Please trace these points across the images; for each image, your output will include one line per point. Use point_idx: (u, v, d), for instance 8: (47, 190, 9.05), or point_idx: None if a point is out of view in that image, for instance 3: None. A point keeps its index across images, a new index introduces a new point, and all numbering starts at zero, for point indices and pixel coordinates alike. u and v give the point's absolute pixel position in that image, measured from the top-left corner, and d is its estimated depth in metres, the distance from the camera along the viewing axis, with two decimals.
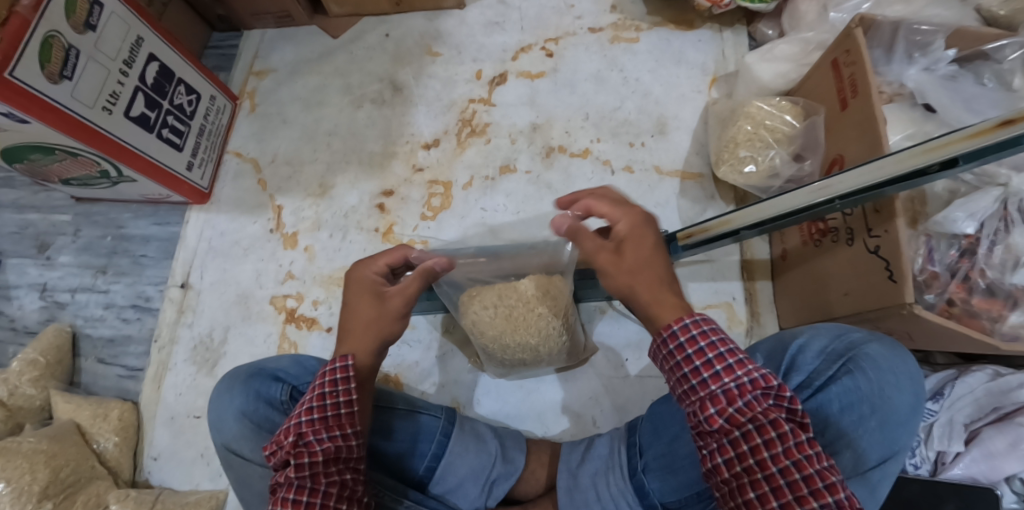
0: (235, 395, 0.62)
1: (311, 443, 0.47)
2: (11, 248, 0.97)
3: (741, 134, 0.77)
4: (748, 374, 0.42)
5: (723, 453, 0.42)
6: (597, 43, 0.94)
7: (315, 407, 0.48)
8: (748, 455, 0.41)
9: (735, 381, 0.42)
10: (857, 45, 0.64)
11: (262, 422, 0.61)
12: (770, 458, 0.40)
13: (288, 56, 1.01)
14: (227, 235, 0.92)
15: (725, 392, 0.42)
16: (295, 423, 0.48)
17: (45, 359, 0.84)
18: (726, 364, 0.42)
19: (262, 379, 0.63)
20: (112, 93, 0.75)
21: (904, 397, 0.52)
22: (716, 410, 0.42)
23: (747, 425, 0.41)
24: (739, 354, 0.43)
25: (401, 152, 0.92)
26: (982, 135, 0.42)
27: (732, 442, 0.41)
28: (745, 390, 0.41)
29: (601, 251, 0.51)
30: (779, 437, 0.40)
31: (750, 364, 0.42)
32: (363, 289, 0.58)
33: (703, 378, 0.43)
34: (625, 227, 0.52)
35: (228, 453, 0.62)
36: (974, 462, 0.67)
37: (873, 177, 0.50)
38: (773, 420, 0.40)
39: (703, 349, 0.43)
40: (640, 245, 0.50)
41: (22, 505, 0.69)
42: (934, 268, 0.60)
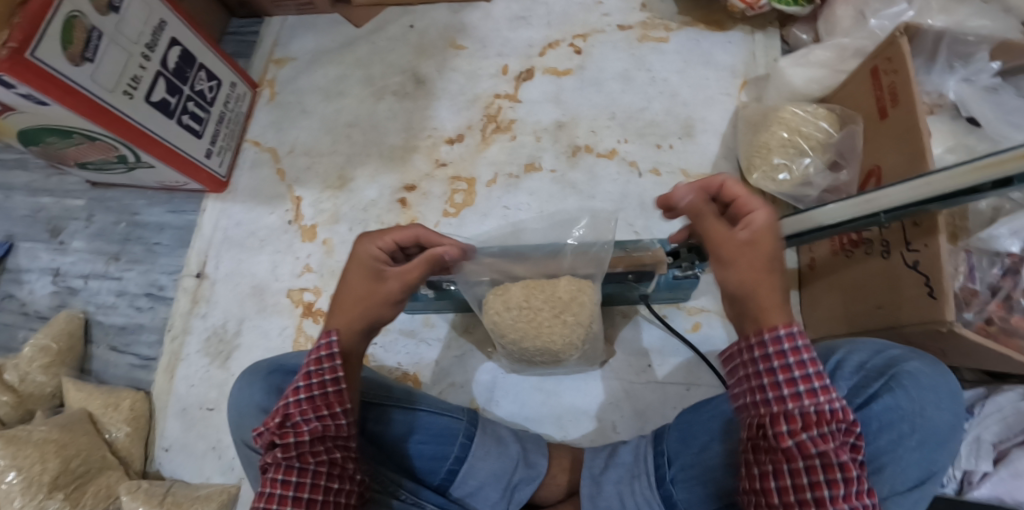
0: (256, 390, 0.61)
1: (298, 424, 0.45)
2: (23, 231, 0.96)
3: (775, 141, 0.75)
4: (830, 403, 0.40)
5: (778, 478, 0.41)
6: (625, 41, 0.93)
7: (300, 388, 0.46)
8: (805, 488, 0.40)
9: (816, 406, 0.39)
10: (901, 54, 0.62)
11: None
12: (829, 497, 0.39)
13: (310, 45, 0.99)
14: (243, 225, 0.90)
15: (804, 415, 0.40)
16: (283, 404, 0.46)
17: (57, 346, 0.83)
18: (812, 386, 0.40)
19: (283, 375, 0.63)
20: (133, 78, 0.73)
21: (945, 417, 0.51)
22: (788, 429, 0.40)
23: (814, 458, 0.39)
24: (827, 378, 0.40)
25: (423, 146, 0.90)
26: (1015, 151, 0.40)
27: (792, 470, 0.40)
28: (824, 418, 0.39)
29: (729, 242, 0.46)
30: (844, 479, 0.39)
31: (836, 394, 0.40)
32: (360, 265, 0.53)
33: (780, 392, 0.41)
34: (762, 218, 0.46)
35: (247, 450, 0.61)
36: (1002, 482, 0.65)
37: (920, 193, 0.47)
38: (842, 460, 0.39)
39: (790, 365, 0.40)
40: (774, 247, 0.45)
41: (33, 494, 0.68)
42: (974, 285, 0.59)
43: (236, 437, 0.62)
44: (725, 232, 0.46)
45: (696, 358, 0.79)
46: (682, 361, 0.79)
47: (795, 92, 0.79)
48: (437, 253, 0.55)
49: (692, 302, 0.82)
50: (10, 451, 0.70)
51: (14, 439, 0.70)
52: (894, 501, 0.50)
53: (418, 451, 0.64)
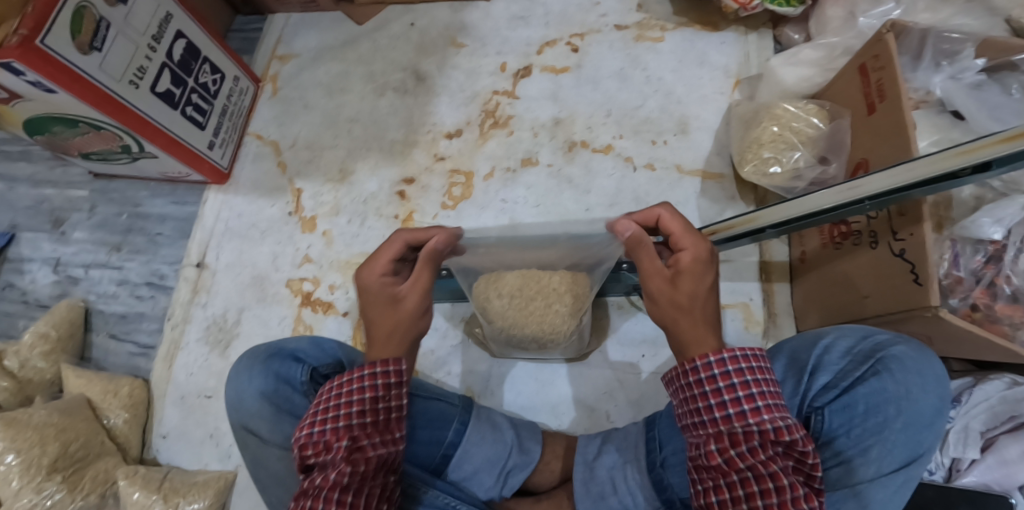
0: (255, 375, 0.62)
1: (364, 448, 0.46)
2: (26, 222, 0.97)
3: (766, 135, 0.77)
4: (760, 424, 0.44)
5: (719, 493, 0.44)
6: (622, 40, 0.95)
7: (367, 411, 0.48)
8: (742, 499, 0.43)
9: (743, 427, 0.45)
10: (887, 50, 0.64)
11: (282, 402, 0.61)
12: (764, 506, 0.42)
13: (313, 41, 1.01)
14: (245, 217, 0.92)
15: (731, 435, 0.45)
16: (343, 425, 0.47)
17: (57, 333, 0.83)
18: (740, 409, 0.45)
19: (282, 359, 0.64)
20: (140, 68, 0.75)
21: (930, 399, 0.53)
22: (718, 447, 0.45)
23: (746, 471, 0.43)
24: (758, 401, 0.45)
25: (422, 141, 0.92)
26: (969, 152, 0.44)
27: (728, 484, 0.44)
28: (751, 436, 0.44)
29: (657, 275, 0.52)
30: (777, 489, 0.42)
31: (767, 415, 0.44)
32: (373, 296, 0.55)
33: (714, 416, 0.46)
34: (690, 257, 0.51)
35: (243, 432, 0.62)
36: (988, 470, 0.67)
37: (903, 180, 0.49)
38: (772, 471, 0.43)
39: (719, 390, 0.46)
40: (698, 283, 0.50)
41: (31, 477, 0.69)
42: (958, 272, 0.60)
43: (234, 420, 0.63)
44: (655, 267, 0.52)
45: None
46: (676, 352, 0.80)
47: (787, 90, 0.81)
48: (433, 247, 0.58)
49: None
50: (10, 433, 0.70)
51: (13, 422, 0.71)
52: (878, 484, 0.52)
53: (414, 436, 0.64)
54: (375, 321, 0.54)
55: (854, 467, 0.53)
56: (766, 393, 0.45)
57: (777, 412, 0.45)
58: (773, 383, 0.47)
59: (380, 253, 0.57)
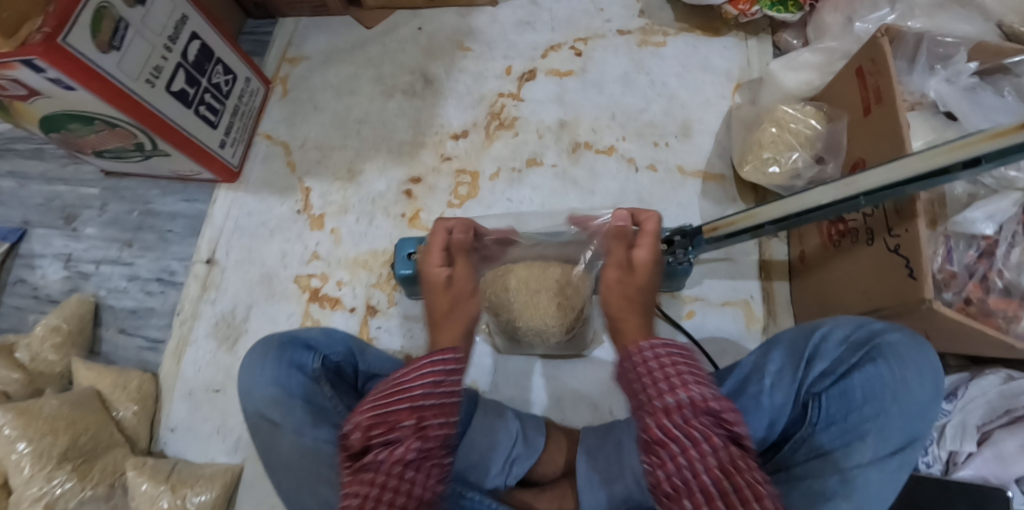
0: (268, 362, 0.64)
1: (430, 429, 0.47)
2: (38, 219, 0.99)
3: (766, 137, 0.79)
4: (690, 395, 0.43)
5: (663, 468, 0.42)
6: (626, 45, 0.97)
7: (430, 394, 0.48)
8: (683, 468, 0.41)
9: (675, 399, 0.43)
10: (883, 54, 0.66)
11: (294, 389, 0.63)
12: (704, 471, 0.40)
13: (322, 44, 1.03)
14: (255, 214, 0.93)
15: (664, 409, 0.43)
16: (411, 405, 0.47)
17: (68, 326, 0.85)
18: (672, 384, 0.44)
19: (295, 347, 0.66)
20: (156, 67, 0.77)
21: (926, 387, 0.54)
22: (655, 423, 0.43)
23: (682, 440, 0.42)
24: (688, 377, 0.45)
25: (430, 142, 0.94)
26: (965, 146, 0.45)
27: (668, 455, 0.42)
28: (683, 408, 0.43)
29: (613, 266, 0.57)
30: (712, 449, 0.41)
31: (694, 386, 0.44)
32: (433, 286, 0.58)
33: (650, 395, 0.45)
34: (643, 253, 0.56)
35: (258, 420, 0.63)
36: (986, 463, 0.68)
37: (894, 176, 0.51)
38: (705, 436, 0.41)
39: (652, 367, 0.46)
40: (646, 279, 0.55)
41: (42, 466, 0.70)
42: (952, 267, 0.61)
43: (247, 409, 0.64)
44: (617, 259, 0.58)
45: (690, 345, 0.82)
46: None
47: (787, 93, 0.84)
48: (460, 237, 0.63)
49: (686, 291, 0.84)
50: (21, 422, 0.71)
51: (25, 411, 0.72)
52: (876, 468, 0.52)
53: None
54: (433, 309, 0.57)
55: (848, 452, 0.53)
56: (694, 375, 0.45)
57: (709, 387, 0.44)
58: (701, 370, 0.47)
59: (430, 247, 0.61)
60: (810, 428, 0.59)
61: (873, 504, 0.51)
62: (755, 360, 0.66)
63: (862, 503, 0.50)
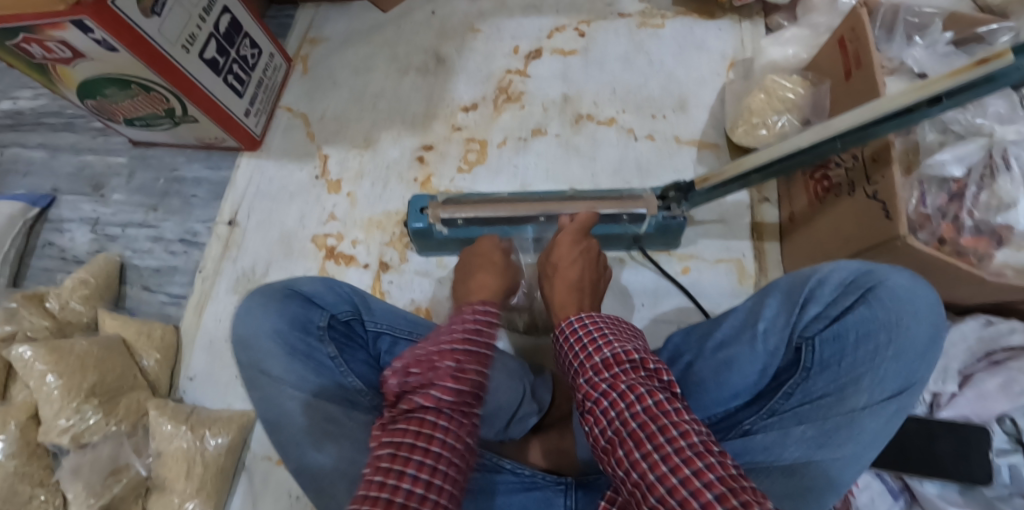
0: (271, 316, 0.68)
1: (463, 372, 0.51)
2: (68, 186, 1.04)
3: (756, 103, 0.85)
4: (613, 351, 0.50)
5: (599, 424, 0.46)
6: (626, 27, 1.04)
7: (461, 344, 0.55)
8: (612, 412, 0.45)
9: (603, 356, 0.50)
10: (862, 23, 0.73)
11: (296, 345, 0.67)
12: (629, 412, 0.44)
13: (342, 26, 1.10)
14: (276, 180, 0.99)
15: (596, 365, 0.50)
16: (451, 352, 0.53)
17: (96, 280, 0.89)
18: (598, 345, 0.51)
19: (295, 303, 0.70)
20: (191, 35, 0.83)
21: (922, 329, 0.58)
22: (588, 379, 0.49)
23: (611, 389, 0.47)
24: (610, 337, 0.52)
25: (442, 113, 1.00)
26: (959, 74, 0.50)
27: (600, 406, 0.46)
28: (611, 362, 0.49)
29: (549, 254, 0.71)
30: (637, 397, 0.45)
31: (616, 343, 0.51)
32: (484, 256, 0.73)
33: (583, 356, 0.52)
34: (567, 234, 0.72)
35: (257, 373, 0.65)
36: (967, 403, 0.72)
37: (868, 117, 0.57)
38: (631, 385, 0.46)
39: (580, 335, 0.54)
40: (569, 252, 0.69)
41: (71, 399, 0.73)
42: (925, 210, 0.66)
43: (245, 359, 0.67)
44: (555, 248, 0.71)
45: (686, 300, 0.86)
46: (673, 304, 0.86)
47: (776, 65, 0.89)
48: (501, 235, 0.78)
49: (682, 249, 0.89)
50: (53, 359, 0.75)
51: (56, 349, 0.76)
52: (873, 411, 0.56)
53: None
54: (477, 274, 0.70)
55: (848, 395, 0.58)
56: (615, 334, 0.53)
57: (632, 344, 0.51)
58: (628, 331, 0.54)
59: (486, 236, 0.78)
60: (803, 372, 0.63)
61: (868, 445, 0.56)
62: (750, 306, 0.70)
63: (855, 445, 0.56)
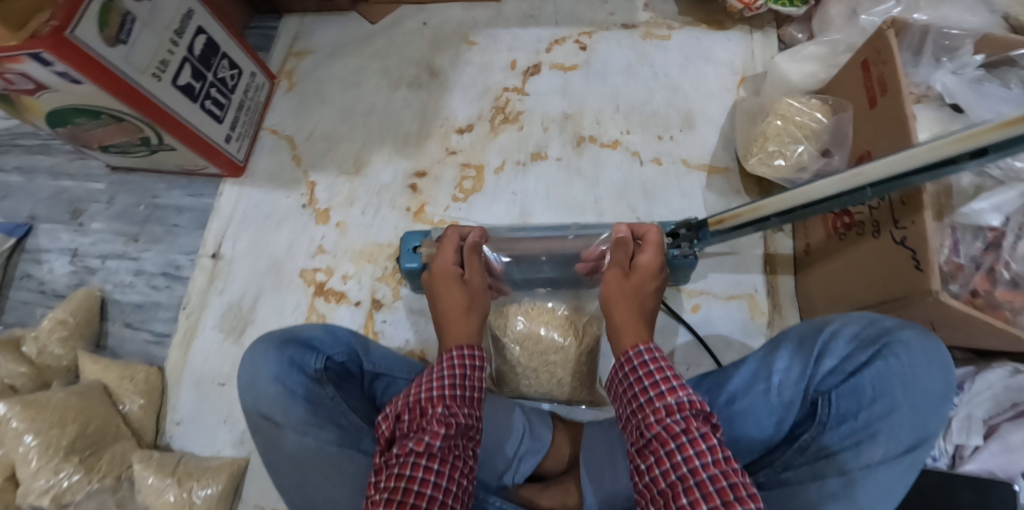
0: (269, 358, 0.62)
1: (454, 415, 0.51)
2: (45, 214, 0.99)
3: (770, 129, 0.79)
4: (688, 395, 0.49)
5: (660, 465, 0.46)
6: (629, 37, 0.97)
7: (446, 385, 0.53)
8: (676, 453, 0.45)
9: (676, 399, 0.48)
10: (890, 47, 0.66)
11: (296, 387, 0.61)
12: (700, 466, 0.44)
13: (328, 38, 1.03)
14: (261, 208, 0.93)
15: (666, 406, 0.48)
16: (439, 395, 0.52)
17: (75, 320, 0.85)
18: (670, 385, 0.50)
19: (297, 347, 0.64)
20: (162, 61, 0.77)
21: (936, 382, 0.54)
22: (655, 419, 0.48)
23: (680, 435, 0.46)
24: (683, 379, 0.51)
25: (435, 134, 0.94)
26: (1009, 124, 0.42)
27: (667, 452, 0.46)
28: (683, 406, 0.48)
29: (616, 268, 0.63)
30: (708, 449, 0.45)
31: (685, 388, 0.49)
32: (446, 281, 0.65)
33: (650, 394, 0.50)
34: (647, 259, 0.63)
35: (258, 419, 0.60)
36: (993, 456, 0.68)
37: (900, 166, 0.51)
38: (704, 433, 0.46)
39: (649, 370, 0.52)
40: (648, 282, 0.62)
41: (50, 458, 0.70)
42: (958, 259, 0.61)
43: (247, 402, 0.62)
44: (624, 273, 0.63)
45: (694, 340, 0.82)
46: (682, 344, 0.82)
47: (791, 86, 0.83)
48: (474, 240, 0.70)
49: (691, 284, 0.85)
50: (29, 415, 0.71)
51: (32, 403, 0.72)
52: (887, 467, 0.52)
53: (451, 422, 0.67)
54: (446, 302, 0.63)
55: (861, 449, 0.54)
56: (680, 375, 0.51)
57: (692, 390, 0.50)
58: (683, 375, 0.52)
59: (443, 247, 0.69)
60: (818, 427, 0.59)
61: (884, 501, 0.51)
62: (759, 358, 0.65)
63: (875, 500, 0.51)
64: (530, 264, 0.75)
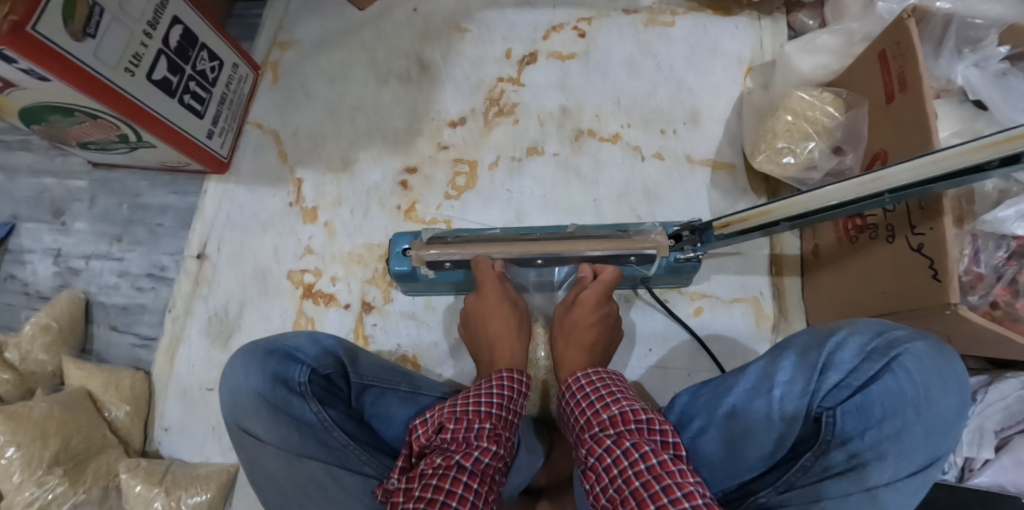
0: (251, 372, 0.59)
1: (496, 436, 0.52)
2: (27, 212, 0.96)
3: (780, 125, 0.74)
4: (620, 409, 0.53)
5: (601, 481, 0.49)
6: (631, 25, 0.92)
7: (493, 404, 0.54)
8: (613, 463, 0.48)
9: (612, 413, 0.53)
10: (909, 37, 0.61)
11: (280, 403, 0.58)
12: (634, 473, 0.47)
13: (314, 28, 0.98)
14: (247, 208, 0.90)
15: (605, 421, 0.52)
16: (486, 410, 0.53)
17: (58, 324, 0.83)
18: (607, 402, 0.54)
19: (278, 358, 0.61)
20: (135, 55, 0.72)
21: (949, 401, 0.51)
22: (596, 434, 0.52)
23: (618, 447, 0.49)
24: (618, 396, 0.55)
25: (426, 129, 0.90)
26: None
27: (605, 465, 0.49)
28: (620, 420, 0.52)
29: (567, 305, 0.70)
30: (641, 457, 0.48)
31: (621, 402, 0.54)
32: (494, 310, 0.68)
33: (591, 412, 0.54)
34: (590, 296, 0.67)
35: (239, 433, 0.58)
36: (1004, 470, 0.66)
37: (926, 172, 0.44)
38: (636, 444, 0.49)
39: (588, 394, 0.56)
40: (588, 316, 0.67)
41: (33, 470, 0.69)
42: (979, 268, 0.58)
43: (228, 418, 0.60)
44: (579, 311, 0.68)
45: (695, 344, 0.79)
46: (683, 350, 0.79)
47: (802, 78, 0.79)
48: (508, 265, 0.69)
49: (693, 287, 0.81)
50: (10, 427, 0.69)
51: (14, 415, 0.70)
52: (894, 489, 0.49)
53: None
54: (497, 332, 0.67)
55: (867, 470, 0.50)
56: (616, 393, 0.55)
57: (631, 403, 0.54)
58: (626, 392, 0.56)
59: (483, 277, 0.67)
60: (821, 445, 0.54)
61: None
62: (761, 366, 0.60)
63: None
64: (524, 268, 0.70)
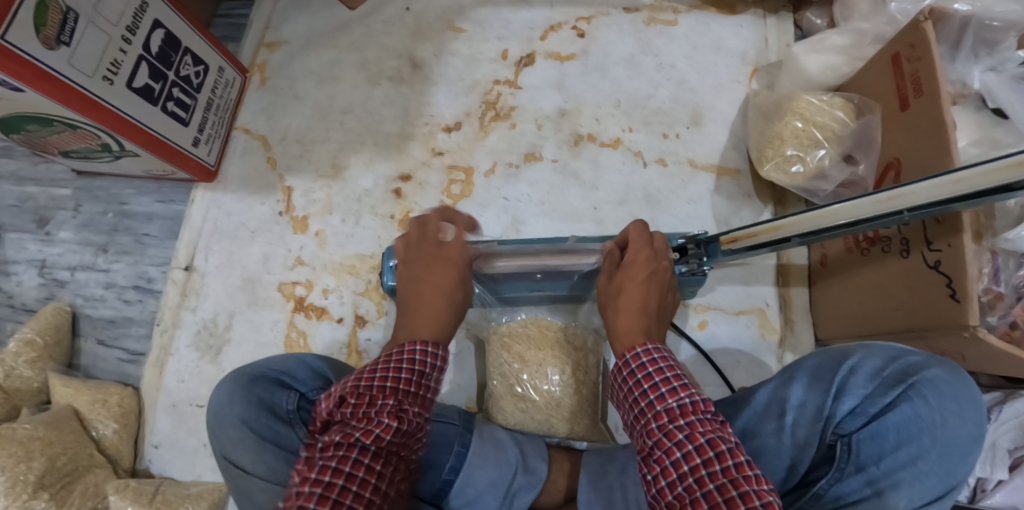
0: (235, 402, 0.57)
1: (403, 412, 0.45)
2: (10, 221, 0.93)
3: (788, 131, 0.71)
4: (690, 397, 0.45)
5: (666, 476, 0.42)
6: (631, 23, 0.88)
7: (401, 378, 0.47)
8: (682, 462, 0.42)
9: (678, 401, 0.45)
10: (925, 40, 0.58)
11: (264, 431, 0.56)
12: (708, 474, 0.40)
13: (302, 27, 0.95)
14: (234, 216, 0.87)
15: (668, 411, 0.45)
16: (390, 386, 0.46)
17: (43, 340, 0.80)
18: (671, 387, 0.46)
19: (266, 383, 0.59)
20: (114, 62, 0.68)
21: (966, 427, 0.48)
22: (658, 424, 0.45)
23: (687, 442, 0.42)
24: (684, 380, 0.47)
25: (419, 134, 0.86)
26: None
27: (674, 462, 0.42)
28: (687, 410, 0.45)
29: (611, 266, 0.59)
30: (716, 456, 0.41)
31: (688, 389, 0.46)
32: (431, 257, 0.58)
33: (649, 398, 0.47)
34: (640, 252, 0.57)
35: (226, 463, 0.56)
36: (1017, 491, 0.64)
37: (945, 192, 0.41)
38: (711, 439, 0.42)
39: (649, 374, 0.48)
40: (642, 272, 0.55)
41: (17, 495, 0.66)
42: (999, 288, 0.55)
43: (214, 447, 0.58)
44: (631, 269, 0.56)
45: (700, 357, 0.77)
46: (686, 363, 0.77)
47: (809, 80, 0.75)
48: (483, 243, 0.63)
49: (697, 299, 0.78)
50: None
51: None
52: None
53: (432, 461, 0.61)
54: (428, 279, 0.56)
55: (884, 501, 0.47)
56: (678, 374, 0.48)
57: (696, 390, 0.46)
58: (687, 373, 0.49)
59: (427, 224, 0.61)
60: (835, 473, 0.51)
61: None
62: (772, 388, 0.57)
63: None
64: (522, 282, 0.68)
